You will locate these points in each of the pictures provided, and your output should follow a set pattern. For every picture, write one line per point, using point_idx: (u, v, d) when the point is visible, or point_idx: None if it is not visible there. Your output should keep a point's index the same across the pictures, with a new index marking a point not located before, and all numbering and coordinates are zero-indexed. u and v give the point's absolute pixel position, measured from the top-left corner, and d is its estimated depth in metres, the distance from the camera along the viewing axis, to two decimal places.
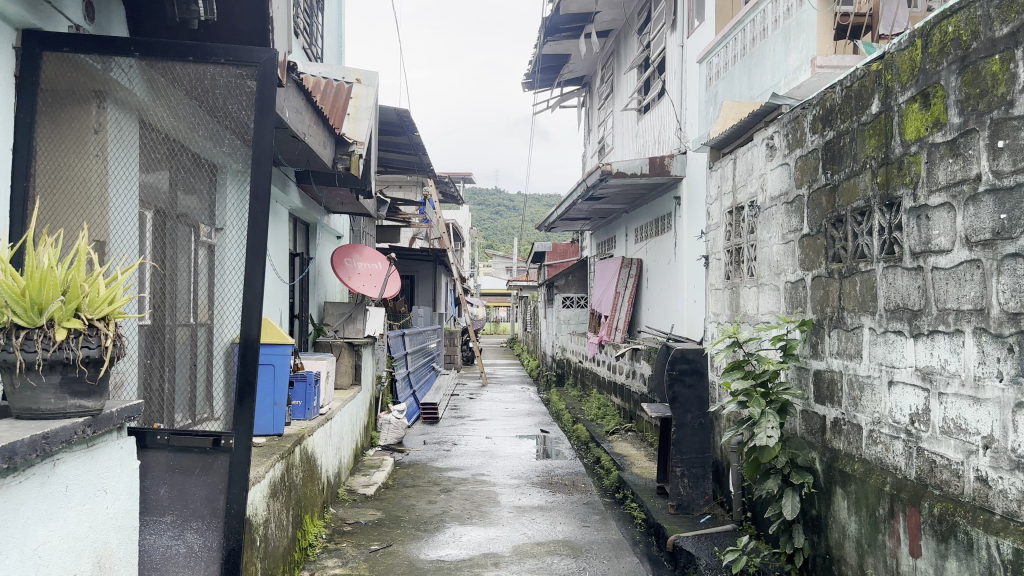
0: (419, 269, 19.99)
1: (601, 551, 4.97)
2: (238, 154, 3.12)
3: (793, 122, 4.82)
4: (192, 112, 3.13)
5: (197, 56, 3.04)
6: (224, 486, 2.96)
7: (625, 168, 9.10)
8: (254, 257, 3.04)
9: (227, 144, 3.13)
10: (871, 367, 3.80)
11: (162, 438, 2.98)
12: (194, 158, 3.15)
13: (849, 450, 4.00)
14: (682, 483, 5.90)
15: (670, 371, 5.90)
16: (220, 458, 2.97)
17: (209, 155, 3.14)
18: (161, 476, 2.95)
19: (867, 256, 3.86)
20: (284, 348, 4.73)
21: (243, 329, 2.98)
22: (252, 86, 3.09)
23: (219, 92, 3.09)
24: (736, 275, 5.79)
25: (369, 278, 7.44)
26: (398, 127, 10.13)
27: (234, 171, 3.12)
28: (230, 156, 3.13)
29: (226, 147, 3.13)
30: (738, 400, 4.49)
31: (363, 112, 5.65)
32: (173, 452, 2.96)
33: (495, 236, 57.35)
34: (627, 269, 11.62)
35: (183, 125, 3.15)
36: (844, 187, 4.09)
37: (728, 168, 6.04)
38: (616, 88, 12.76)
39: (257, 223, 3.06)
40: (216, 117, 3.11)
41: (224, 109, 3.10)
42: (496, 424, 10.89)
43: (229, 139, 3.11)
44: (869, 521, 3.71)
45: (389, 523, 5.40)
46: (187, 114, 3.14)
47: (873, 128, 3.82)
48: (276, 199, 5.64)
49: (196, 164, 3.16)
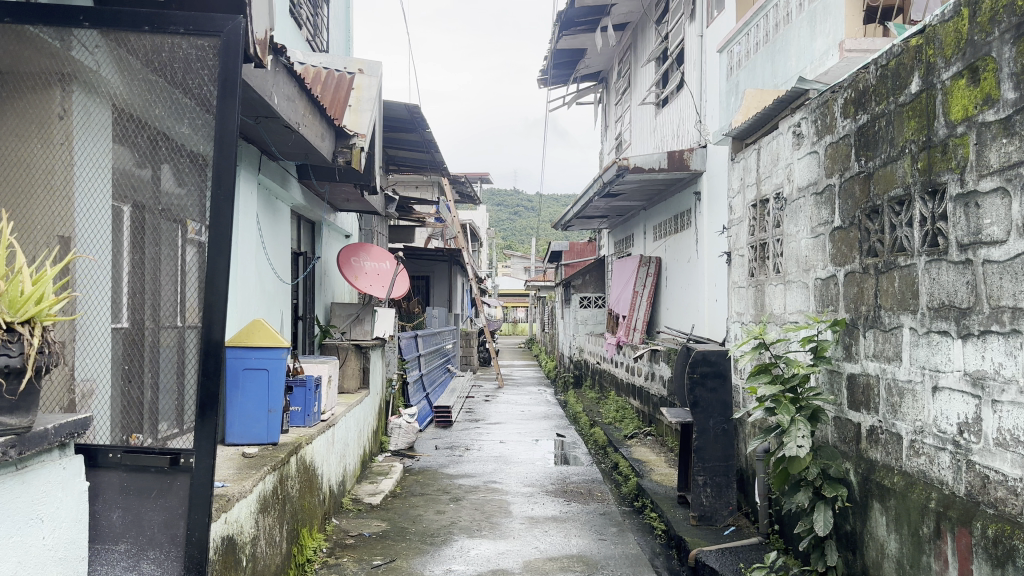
0: (434, 269, 19.73)
1: (618, 568, 4.66)
2: (200, 133, 2.76)
3: (822, 107, 4.49)
4: (150, 87, 2.77)
5: (154, 26, 2.71)
6: (185, 510, 2.65)
7: (642, 162, 8.81)
8: (217, 250, 2.69)
9: (188, 121, 2.76)
10: (912, 370, 3.47)
11: (115, 455, 2.66)
12: (154, 138, 2.79)
13: (887, 462, 3.68)
14: (705, 492, 5.57)
15: (691, 374, 5.58)
16: (180, 478, 2.66)
17: (170, 134, 2.77)
18: (114, 499, 2.65)
19: (907, 249, 3.53)
20: (279, 352, 4.29)
21: (203, 332, 2.69)
22: (215, 57, 2.73)
23: (179, 65, 2.74)
24: (761, 273, 5.46)
25: (376, 278, 7.19)
26: (409, 123, 9.87)
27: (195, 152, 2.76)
28: (192, 135, 2.76)
29: (188, 125, 2.76)
30: (765, 407, 4.17)
31: (366, 104, 5.28)
32: (127, 472, 2.65)
33: (513, 236, 57.04)
34: (646, 267, 11.30)
35: (141, 101, 2.78)
36: (880, 175, 3.76)
37: (752, 159, 5.72)
38: (633, 82, 12.44)
39: (220, 212, 2.70)
40: (179, 94, 2.76)
41: (185, 83, 2.75)
42: (511, 427, 10.61)
43: (190, 115, 2.75)
44: (912, 541, 3.38)
45: (394, 535, 5.12)
46: (145, 89, 2.77)
47: (911, 109, 3.48)
48: (276, 195, 5.38)
49: (156, 144, 2.79)
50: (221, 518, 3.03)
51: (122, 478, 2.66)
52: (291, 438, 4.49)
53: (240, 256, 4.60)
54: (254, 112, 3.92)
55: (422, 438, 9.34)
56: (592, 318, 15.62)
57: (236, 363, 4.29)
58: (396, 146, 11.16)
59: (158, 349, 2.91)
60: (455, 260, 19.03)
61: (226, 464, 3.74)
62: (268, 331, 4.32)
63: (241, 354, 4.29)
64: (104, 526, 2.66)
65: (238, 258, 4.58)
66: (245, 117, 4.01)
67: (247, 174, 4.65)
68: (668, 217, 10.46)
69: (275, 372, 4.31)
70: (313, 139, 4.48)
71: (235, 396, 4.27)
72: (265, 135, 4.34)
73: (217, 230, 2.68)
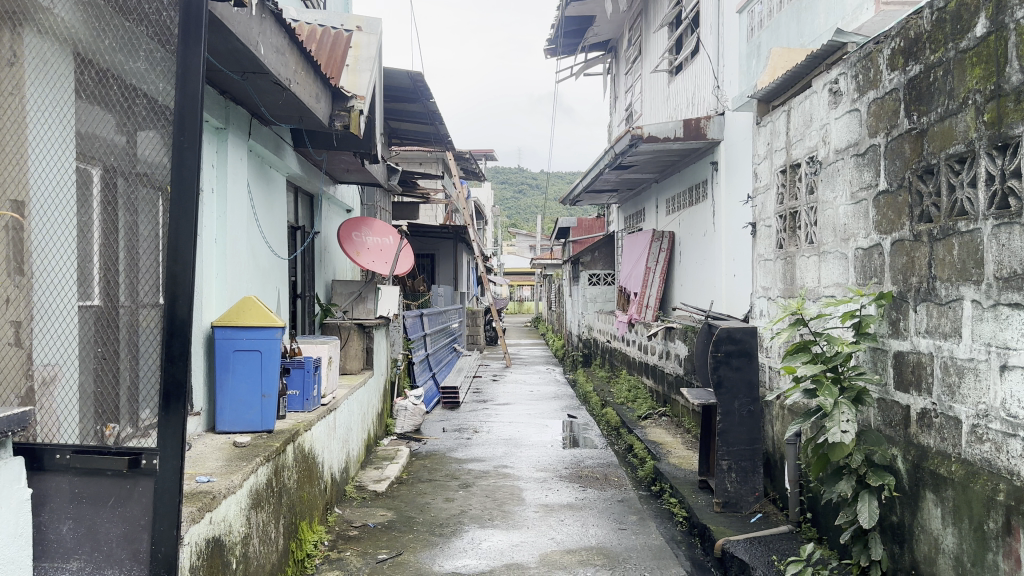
0: (440, 247, 19.33)
1: (641, 561, 4.33)
2: (158, 70, 2.34)
3: (864, 60, 4.11)
4: (98, 14, 2.40)
5: None
6: (149, 521, 2.27)
7: (657, 131, 8.42)
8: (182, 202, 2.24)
9: (144, 55, 2.35)
10: (974, 348, 3.11)
11: (63, 458, 2.31)
12: (103, 77, 2.41)
13: (942, 449, 3.32)
14: (729, 478, 5.24)
15: (715, 352, 5.23)
16: (141, 484, 2.27)
17: (124, 72, 2.38)
18: (64, 509, 2.30)
19: (968, 213, 3.15)
20: (273, 332, 3.88)
21: (165, 308, 2.25)
22: None
23: None
24: (791, 244, 5.09)
25: (379, 254, 6.84)
26: (412, 93, 9.49)
27: (156, 92, 2.35)
28: (148, 73, 2.36)
29: (142, 60, 2.35)
30: (803, 388, 3.82)
31: (365, 63, 4.98)
32: (76, 478, 2.30)
33: (518, 214, 56.49)
34: (658, 242, 10.93)
35: (90, 34, 2.42)
36: (936, 131, 3.39)
37: (780, 122, 5.34)
38: (645, 50, 11.99)
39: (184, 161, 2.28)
40: (134, 24, 2.37)
41: (139, 10, 2.35)
42: (521, 407, 10.31)
43: (145, 48, 2.34)
44: (974, 536, 3.04)
45: (400, 526, 4.79)
46: (92, 18, 2.42)
47: (976, 54, 3.09)
48: (269, 163, 5.02)
49: (107, 84, 2.41)
50: (205, 518, 2.70)
51: (72, 483, 2.31)
52: (289, 424, 4.17)
53: (231, 225, 4.23)
54: (240, 66, 3.57)
55: (429, 420, 9.02)
56: (601, 295, 15.26)
57: (227, 343, 3.91)
58: (399, 118, 10.77)
59: (136, 330, 2.43)
60: (460, 237, 18.64)
61: (214, 455, 3.42)
62: (261, 309, 3.91)
63: (232, 334, 3.90)
64: (53, 541, 2.33)
65: (229, 227, 4.21)
66: (230, 72, 3.65)
67: (237, 137, 4.29)
68: (682, 189, 10.07)
69: (269, 354, 3.92)
70: (308, 99, 4.12)
71: (226, 378, 3.92)
72: (253, 93, 3.98)
73: (176, 181, 2.26)
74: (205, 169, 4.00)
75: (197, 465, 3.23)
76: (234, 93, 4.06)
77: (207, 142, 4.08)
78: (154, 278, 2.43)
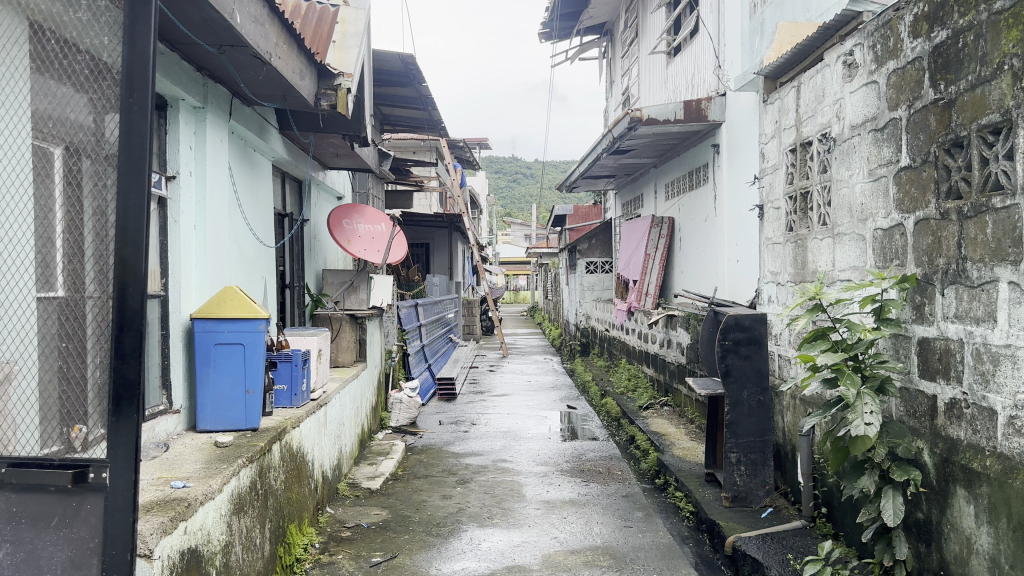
0: (434, 236, 19.06)
1: (648, 562, 4.11)
2: (102, 20, 2.05)
3: (882, 28, 3.86)
4: None
5: None
6: (98, 544, 2.00)
7: (657, 113, 8.18)
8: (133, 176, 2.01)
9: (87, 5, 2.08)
10: (1011, 333, 2.88)
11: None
12: (41, 34, 2.14)
13: (974, 442, 3.10)
14: (738, 471, 5.03)
15: (722, 341, 5.02)
16: (89, 501, 2.01)
17: (63, 24, 2.10)
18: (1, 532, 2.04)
19: (1003, 188, 2.91)
20: (256, 325, 3.63)
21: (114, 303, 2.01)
22: None
23: None
24: (802, 226, 4.87)
25: (371, 241, 6.59)
26: (404, 76, 9.22)
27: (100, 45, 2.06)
28: (93, 25, 2.07)
29: (85, 11, 2.07)
30: (823, 379, 3.58)
31: (352, 40, 4.73)
32: (18, 494, 2.05)
33: (513, 204, 56.17)
34: (657, 228, 10.69)
35: None
36: (966, 100, 3.14)
37: (789, 99, 5.10)
38: (642, 31, 11.72)
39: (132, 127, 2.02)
40: None
41: None
42: (519, 398, 10.08)
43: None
44: (1013, 537, 2.82)
45: (395, 526, 4.56)
46: None
47: (1011, 16, 2.84)
48: (253, 146, 4.77)
49: (47, 42, 2.14)
50: (179, 528, 2.46)
51: (10, 501, 2.06)
52: (276, 421, 3.94)
53: (211, 211, 3.95)
54: (216, 38, 3.31)
55: (425, 413, 8.79)
56: (599, 284, 15.03)
57: (207, 336, 3.65)
58: (391, 103, 10.52)
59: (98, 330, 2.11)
60: (455, 226, 18.37)
61: (192, 457, 3.18)
62: (243, 300, 3.65)
63: (213, 326, 3.65)
64: None
65: (210, 214, 3.93)
66: (206, 45, 3.39)
67: (216, 117, 4.03)
68: (682, 173, 9.83)
69: (252, 348, 3.66)
70: (291, 75, 3.86)
71: (208, 374, 3.67)
72: (232, 70, 3.72)
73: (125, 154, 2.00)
74: (182, 151, 3.74)
75: (174, 468, 2.99)
76: (212, 69, 3.80)
77: (184, 122, 3.81)
78: (100, 265, 2.08)
